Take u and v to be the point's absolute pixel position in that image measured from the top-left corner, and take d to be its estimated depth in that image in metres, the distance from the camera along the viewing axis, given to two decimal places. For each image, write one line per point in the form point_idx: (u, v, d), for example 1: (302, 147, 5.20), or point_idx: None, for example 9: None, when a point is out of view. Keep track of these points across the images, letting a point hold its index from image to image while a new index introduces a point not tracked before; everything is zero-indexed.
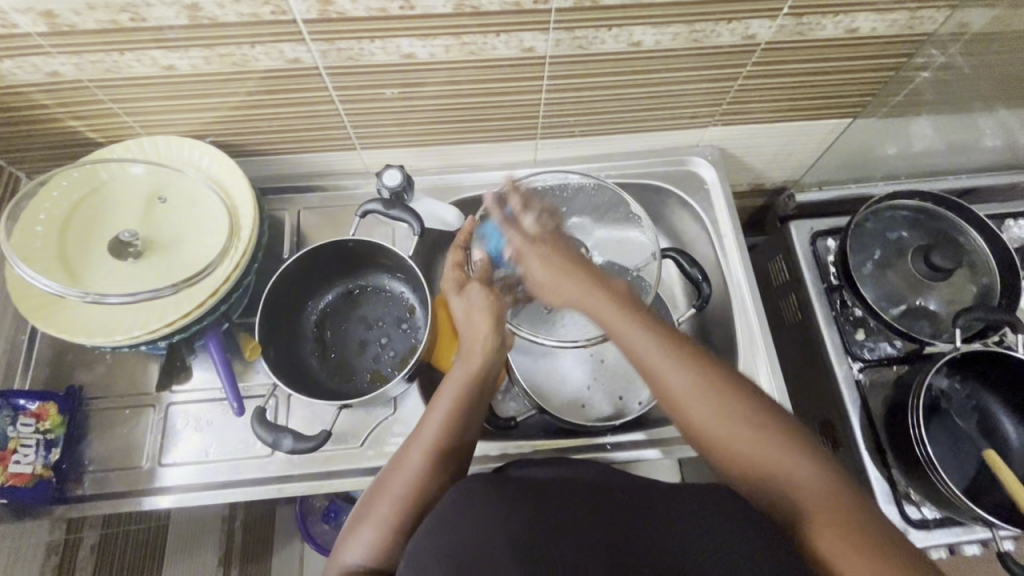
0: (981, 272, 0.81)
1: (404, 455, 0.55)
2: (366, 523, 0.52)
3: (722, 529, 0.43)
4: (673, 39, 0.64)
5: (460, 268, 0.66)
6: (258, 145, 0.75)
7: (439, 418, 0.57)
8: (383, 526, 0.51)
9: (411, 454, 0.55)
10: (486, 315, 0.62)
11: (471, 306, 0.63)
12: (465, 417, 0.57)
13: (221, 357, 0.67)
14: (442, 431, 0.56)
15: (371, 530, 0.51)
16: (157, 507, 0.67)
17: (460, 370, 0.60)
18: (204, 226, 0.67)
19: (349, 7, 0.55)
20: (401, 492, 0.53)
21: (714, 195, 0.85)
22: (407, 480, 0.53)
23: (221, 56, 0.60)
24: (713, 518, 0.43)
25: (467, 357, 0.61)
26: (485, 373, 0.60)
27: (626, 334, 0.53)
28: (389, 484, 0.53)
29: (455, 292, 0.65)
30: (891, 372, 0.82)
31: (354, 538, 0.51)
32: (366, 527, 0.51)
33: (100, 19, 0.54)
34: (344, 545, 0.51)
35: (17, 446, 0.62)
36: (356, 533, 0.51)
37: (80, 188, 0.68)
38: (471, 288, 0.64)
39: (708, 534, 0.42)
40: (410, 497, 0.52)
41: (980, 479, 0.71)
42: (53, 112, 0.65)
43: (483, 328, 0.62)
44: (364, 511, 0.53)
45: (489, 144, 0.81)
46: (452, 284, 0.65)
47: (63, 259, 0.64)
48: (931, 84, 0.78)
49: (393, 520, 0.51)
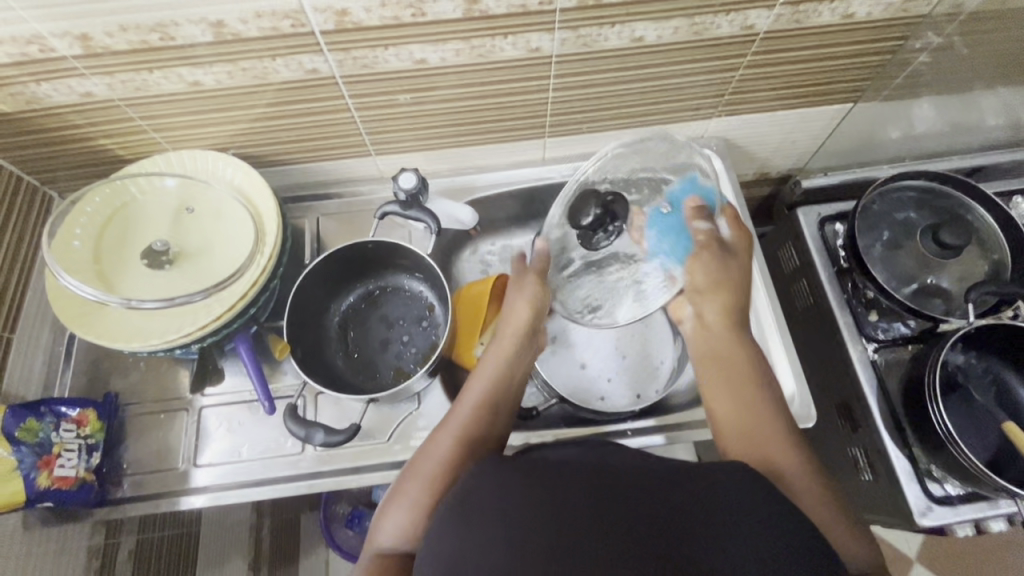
0: (990, 248, 0.82)
1: (434, 439, 0.57)
2: (399, 506, 0.53)
3: (743, 511, 0.43)
4: (674, 32, 0.66)
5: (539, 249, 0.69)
6: (278, 155, 0.78)
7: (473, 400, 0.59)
8: (413, 508, 0.53)
9: (442, 436, 0.57)
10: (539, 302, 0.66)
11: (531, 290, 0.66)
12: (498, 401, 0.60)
13: (250, 358, 0.69)
14: (473, 412, 0.58)
15: (403, 513, 0.53)
16: (193, 506, 0.69)
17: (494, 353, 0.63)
18: (231, 233, 0.70)
19: (364, 16, 0.58)
20: (432, 475, 0.54)
21: (721, 184, 0.87)
22: (438, 463, 0.55)
23: (243, 70, 0.63)
24: (727, 491, 0.45)
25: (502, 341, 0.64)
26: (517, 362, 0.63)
27: (725, 381, 0.60)
28: (420, 469, 0.55)
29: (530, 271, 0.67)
30: (906, 352, 0.83)
31: (386, 521, 0.53)
32: (398, 508, 0.53)
33: (130, 40, 0.57)
34: (377, 528, 0.54)
35: (61, 450, 0.65)
36: (388, 515, 0.53)
37: (112, 202, 0.71)
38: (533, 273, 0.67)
39: (722, 506, 0.43)
40: (439, 480, 0.54)
41: (1002, 452, 0.72)
42: (85, 131, 0.69)
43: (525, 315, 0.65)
44: (396, 494, 0.55)
45: (499, 145, 0.83)
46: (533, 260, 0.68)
47: (101, 269, 0.67)
48: (929, 66, 0.79)
49: (422, 502, 0.53)
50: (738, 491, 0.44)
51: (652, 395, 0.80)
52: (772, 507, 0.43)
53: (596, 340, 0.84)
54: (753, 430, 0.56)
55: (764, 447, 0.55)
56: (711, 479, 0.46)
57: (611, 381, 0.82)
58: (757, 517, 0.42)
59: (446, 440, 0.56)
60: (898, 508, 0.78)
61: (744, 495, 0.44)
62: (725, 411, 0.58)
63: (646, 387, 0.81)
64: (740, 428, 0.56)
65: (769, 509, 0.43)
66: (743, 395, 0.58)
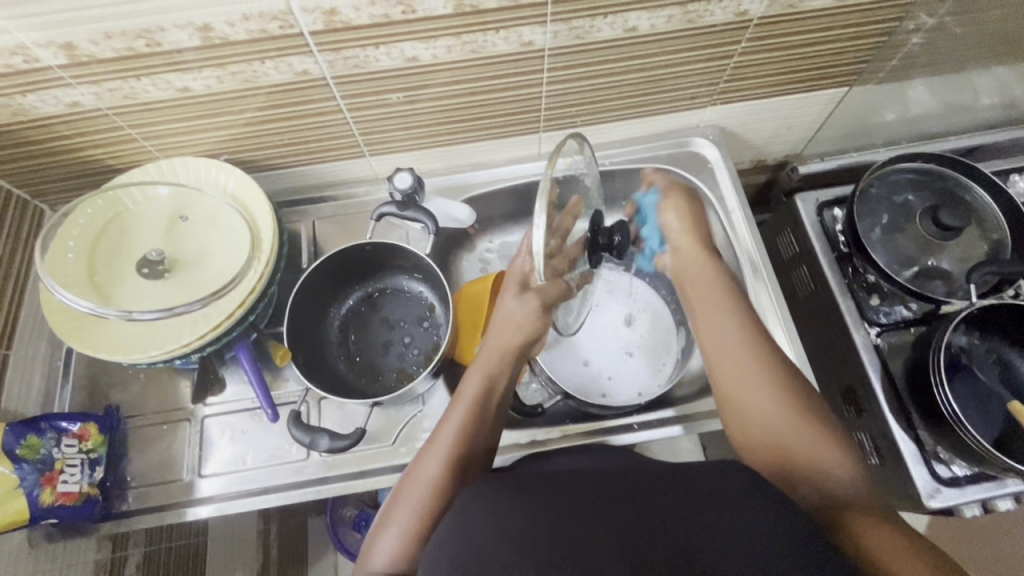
0: (990, 229, 0.82)
1: (417, 462, 0.56)
2: (386, 528, 0.53)
3: (749, 515, 0.42)
4: (668, 21, 0.65)
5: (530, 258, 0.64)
6: (271, 160, 0.78)
7: (457, 421, 0.57)
8: (402, 534, 0.52)
9: (429, 458, 0.56)
10: (531, 324, 0.61)
11: (524, 313, 0.61)
12: (482, 423, 0.58)
13: (252, 366, 0.68)
14: (456, 438, 0.56)
15: (394, 537, 0.52)
16: (199, 516, 0.69)
17: (475, 377, 0.60)
18: (226, 240, 0.69)
19: (353, 15, 0.57)
20: (420, 502, 0.53)
21: (718, 173, 0.87)
22: (425, 487, 0.54)
23: (233, 74, 0.62)
24: (733, 493, 0.44)
25: (483, 367, 0.61)
26: (498, 384, 0.61)
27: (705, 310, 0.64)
28: (407, 491, 0.54)
29: (515, 292, 0.63)
30: (909, 335, 0.83)
31: (376, 544, 0.53)
32: (388, 532, 0.52)
33: (116, 47, 0.56)
34: (368, 550, 0.53)
35: (64, 466, 0.64)
36: (380, 537, 0.53)
37: (104, 213, 0.70)
38: (529, 292, 0.62)
39: (722, 508, 0.43)
40: (427, 505, 0.53)
41: (1009, 432, 0.71)
42: (74, 142, 0.68)
43: (515, 344, 0.62)
44: (386, 516, 0.54)
45: (495, 141, 0.82)
46: (550, 297, 0.60)
47: (95, 282, 0.66)
48: (925, 48, 0.78)
49: (412, 527, 0.52)
50: (740, 497, 0.44)
51: (652, 393, 0.80)
52: (772, 508, 0.43)
53: (598, 339, 0.84)
54: (793, 438, 0.55)
55: (734, 376, 0.59)
56: (710, 482, 0.46)
57: (611, 379, 0.81)
58: (753, 519, 0.42)
59: (430, 465, 0.55)
60: (905, 490, 0.78)
61: (745, 498, 0.44)
62: (749, 418, 0.57)
63: (649, 382, 0.81)
64: (782, 447, 0.55)
65: (765, 508, 0.43)
66: (724, 329, 0.61)
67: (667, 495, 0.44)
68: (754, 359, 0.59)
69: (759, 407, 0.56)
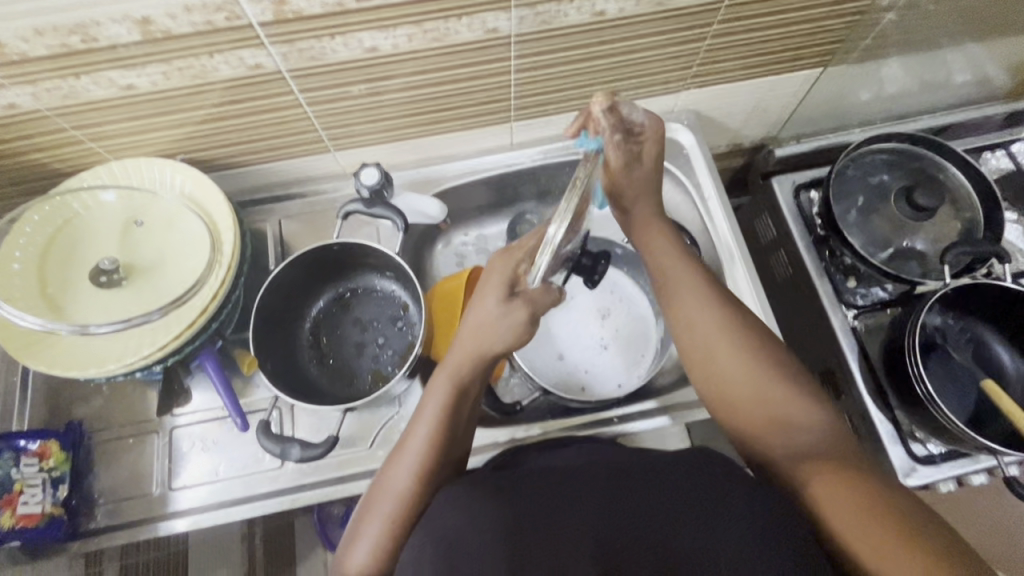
0: (963, 207, 0.82)
1: (391, 472, 0.53)
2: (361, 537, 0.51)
3: (719, 513, 0.42)
4: (638, 4, 0.63)
5: (529, 261, 0.56)
6: (230, 157, 0.74)
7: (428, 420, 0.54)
8: (376, 544, 0.50)
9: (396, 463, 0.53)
10: (513, 337, 0.55)
11: (504, 321, 0.54)
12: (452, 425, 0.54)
13: (218, 375, 0.66)
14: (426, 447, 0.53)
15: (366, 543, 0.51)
16: (173, 531, 0.67)
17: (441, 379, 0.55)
18: (184, 245, 0.66)
19: (305, 4, 0.53)
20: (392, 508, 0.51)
21: (694, 158, 0.85)
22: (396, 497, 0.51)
23: (180, 69, 0.58)
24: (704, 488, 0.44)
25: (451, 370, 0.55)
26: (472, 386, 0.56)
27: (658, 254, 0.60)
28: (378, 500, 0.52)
29: (500, 293, 0.55)
30: (884, 316, 0.83)
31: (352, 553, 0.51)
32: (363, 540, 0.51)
33: (49, 45, 0.52)
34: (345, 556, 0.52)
35: (23, 487, 0.62)
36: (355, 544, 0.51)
37: (52, 221, 0.66)
38: (518, 301, 0.55)
39: (694, 506, 0.42)
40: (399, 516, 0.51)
41: (982, 409, 0.72)
42: (15, 146, 0.64)
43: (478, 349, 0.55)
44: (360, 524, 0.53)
45: (466, 132, 0.80)
46: (538, 307, 0.56)
47: (45, 295, 0.63)
48: (899, 26, 0.77)
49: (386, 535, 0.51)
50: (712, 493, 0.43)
51: (631, 387, 0.79)
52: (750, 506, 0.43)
53: (577, 331, 0.83)
54: (766, 400, 0.51)
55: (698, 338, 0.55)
56: (687, 479, 0.45)
57: (590, 373, 0.81)
58: (728, 500, 0.43)
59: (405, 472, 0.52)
60: (882, 469, 0.79)
61: (717, 493, 0.43)
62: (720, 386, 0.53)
63: (628, 374, 0.81)
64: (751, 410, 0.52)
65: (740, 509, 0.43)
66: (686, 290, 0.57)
67: (640, 496, 0.43)
68: (722, 328, 0.54)
69: (726, 375, 0.53)
